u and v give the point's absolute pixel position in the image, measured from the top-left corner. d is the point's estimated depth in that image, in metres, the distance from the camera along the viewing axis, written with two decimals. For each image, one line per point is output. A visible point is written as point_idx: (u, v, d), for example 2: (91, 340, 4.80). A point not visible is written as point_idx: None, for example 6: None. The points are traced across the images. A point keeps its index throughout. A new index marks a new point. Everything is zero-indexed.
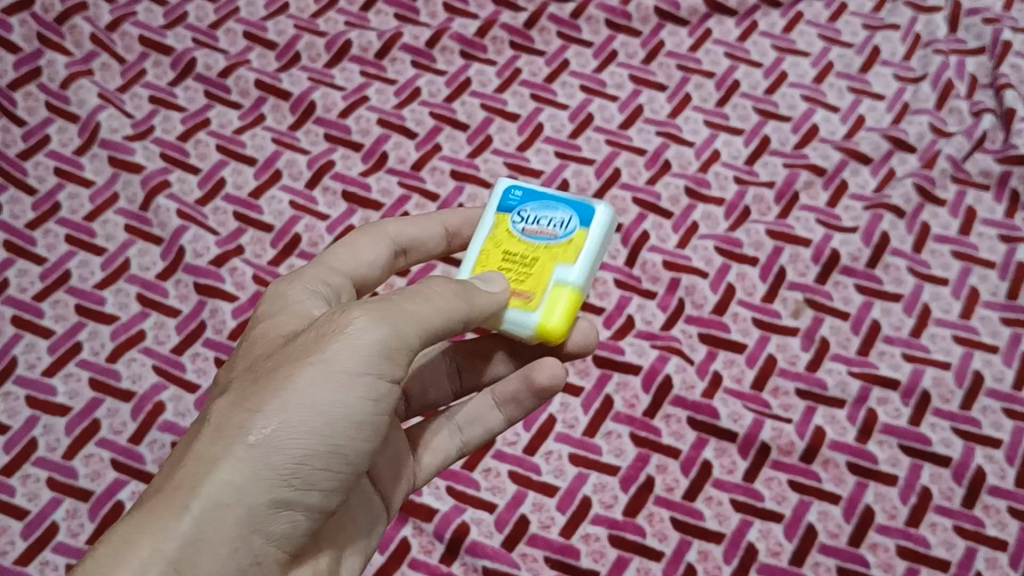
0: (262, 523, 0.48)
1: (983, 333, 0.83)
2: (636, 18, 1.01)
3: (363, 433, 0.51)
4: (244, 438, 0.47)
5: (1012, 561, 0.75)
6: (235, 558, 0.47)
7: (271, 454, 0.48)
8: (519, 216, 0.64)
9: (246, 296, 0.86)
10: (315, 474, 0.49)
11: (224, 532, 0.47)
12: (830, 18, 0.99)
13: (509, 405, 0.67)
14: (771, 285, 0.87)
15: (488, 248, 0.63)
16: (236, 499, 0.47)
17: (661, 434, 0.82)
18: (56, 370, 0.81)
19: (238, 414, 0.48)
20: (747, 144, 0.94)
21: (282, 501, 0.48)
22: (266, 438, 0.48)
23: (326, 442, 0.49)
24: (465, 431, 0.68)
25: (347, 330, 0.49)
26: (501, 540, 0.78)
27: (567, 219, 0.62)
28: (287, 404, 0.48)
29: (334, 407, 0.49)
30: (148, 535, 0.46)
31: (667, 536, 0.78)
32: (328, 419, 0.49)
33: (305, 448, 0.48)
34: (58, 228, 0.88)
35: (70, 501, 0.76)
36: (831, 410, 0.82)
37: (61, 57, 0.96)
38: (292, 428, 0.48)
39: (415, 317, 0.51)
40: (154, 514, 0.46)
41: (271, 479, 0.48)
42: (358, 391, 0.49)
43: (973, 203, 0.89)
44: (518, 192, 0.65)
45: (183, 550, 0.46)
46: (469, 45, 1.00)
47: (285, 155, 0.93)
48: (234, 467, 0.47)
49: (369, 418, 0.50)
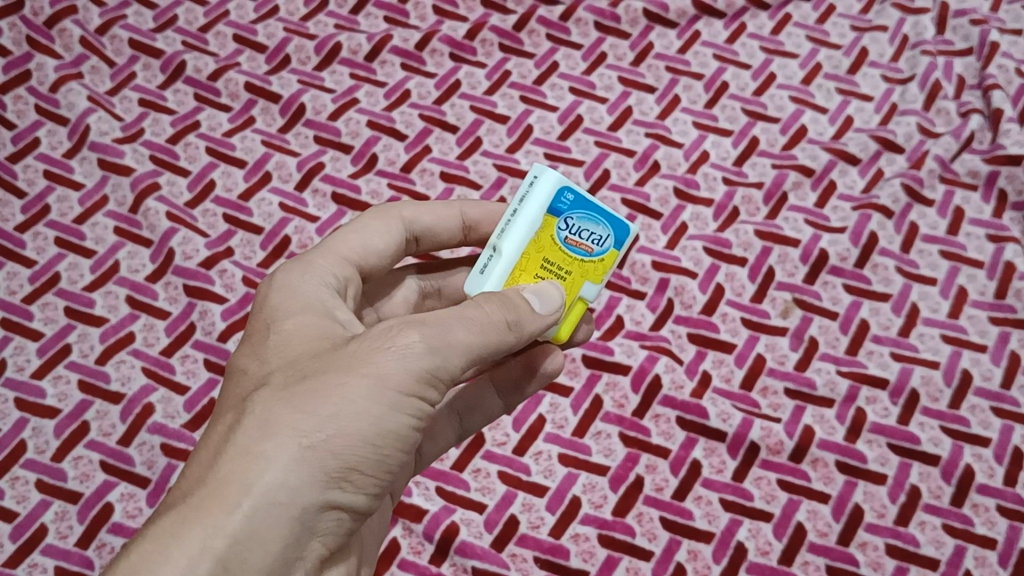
0: (311, 524, 0.46)
1: (971, 332, 0.80)
2: (624, 20, 0.95)
3: (409, 439, 0.48)
4: (298, 440, 0.45)
5: (1000, 559, 0.72)
6: (283, 558, 0.45)
7: (324, 460, 0.45)
8: (564, 223, 0.56)
9: (235, 298, 0.82)
10: (361, 478, 0.47)
11: (275, 534, 0.45)
12: (819, 19, 0.94)
13: (511, 393, 0.66)
14: (760, 285, 0.83)
15: (530, 251, 0.55)
16: (290, 499, 0.45)
17: (650, 434, 0.78)
18: (45, 373, 0.79)
19: (289, 413, 0.45)
20: (736, 146, 0.90)
21: (331, 503, 0.46)
22: (322, 442, 0.45)
23: (377, 451, 0.47)
24: (466, 418, 0.65)
25: (402, 341, 0.47)
26: (490, 540, 0.74)
27: (605, 236, 0.57)
28: (343, 410, 0.45)
29: (388, 420, 0.46)
30: (195, 532, 0.43)
31: (656, 535, 0.75)
32: (378, 430, 0.46)
33: (357, 456, 0.46)
34: (48, 230, 0.84)
35: (59, 503, 0.74)
36: (819, 410, 0.78)
37: (50, 60, 0.91)
38: (346, 435, 0.45)
39: (478, 336, 0.48)
40: (202, 508, 0.44)
41: (322, 483, 0.45)
42: (409, 404, 0.47)
43: (960, 203, 0.85)
44: (571, 194, 0.56)
45: (232, 548, 0.43)
46: (458, 48, 0.94)
47: (276, 157, 0.89)
48: (289, 470, 0.44)
49: (414, 426, 0.48)
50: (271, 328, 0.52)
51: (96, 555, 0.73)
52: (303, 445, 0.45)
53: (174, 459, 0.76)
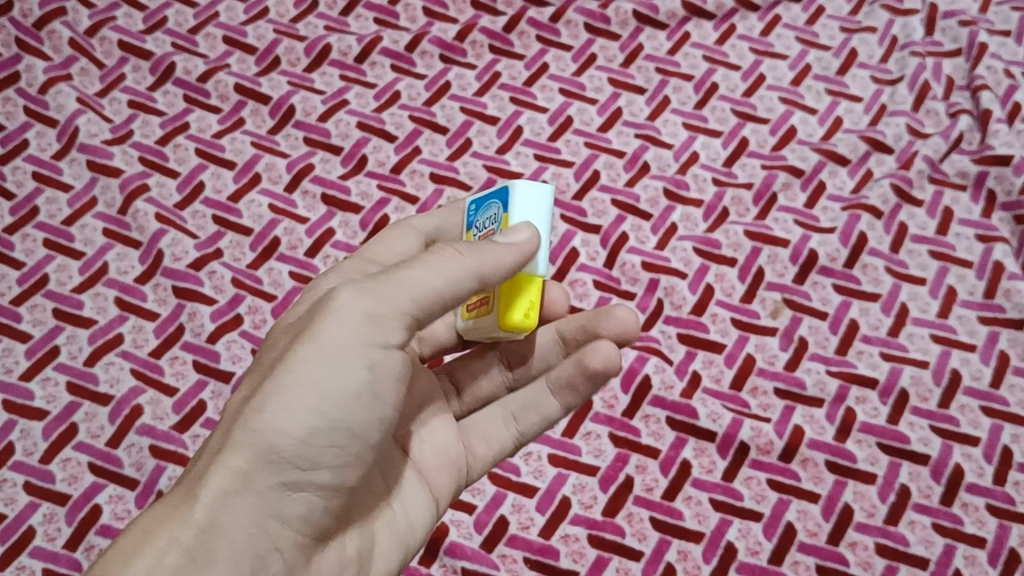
0: (272, 506, 0.47)
1: (960, 332, 0.80)
2: (615, 22, 0.95)
3: (368, 407, 0.48)
4: (244, 424, 0.46)
5: (990, 559, 0.72)
6: (252, 547, 0.46)
7: (270, 438, 0.45)
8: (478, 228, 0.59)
9: (224, 300, 0.82)
10: (321, 452, 0.47)
11: (240, 521, 0.45)
12: (808, 21, 0.95)
13: (565, 391, 0.65)
14: (749, 285, 0.83)
15: None
16: (243, 485, 0.45)
17: (640, 434, 0.78)
18: (34, 375, 0.78)
19: (241, 401, 0.47)
20: (726, 146, 0.90)
21: (292, 483, 0.47)
22: (265, 422, 0.45)
23: (328, 421, 0.46)
24: (520, 419, 0.66)
25: (335, 305, 0.47)
26: (480, 541, 0.74)
27: (495, 213, 0.56)
28: (284, 387, 0.46)
29: (332, 385, 0.46)
30: (163, 531, 0.44)
31: (646, 536, 0.74)
32: (324, 396, 0.46)
33: (309, 429, 0.46)
34: (37, 232, 0.84)
35: (47, 505, 0.74)
36: (809, 410, 0.78)
37: (39, 62, 0.91)
38: (289, 409, 0.46)
39: (423, 285, 0.47)
40: (170, 508, 0.45)
41: (273, 463, 0.46)
42: (356, 367, 0.47)
43: (950, 203, 0.85)
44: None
45: (199, 539, 0.44)
46: (448, 49, 0.94)
47: (265, 158, 0.89)
48: (238, 453, 0.45)
49: (369, 387, 0.47)
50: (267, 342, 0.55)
51: (85, 557, 0.72)
52: (250, 425, 0.45)
53: (163, 461, 0.76)
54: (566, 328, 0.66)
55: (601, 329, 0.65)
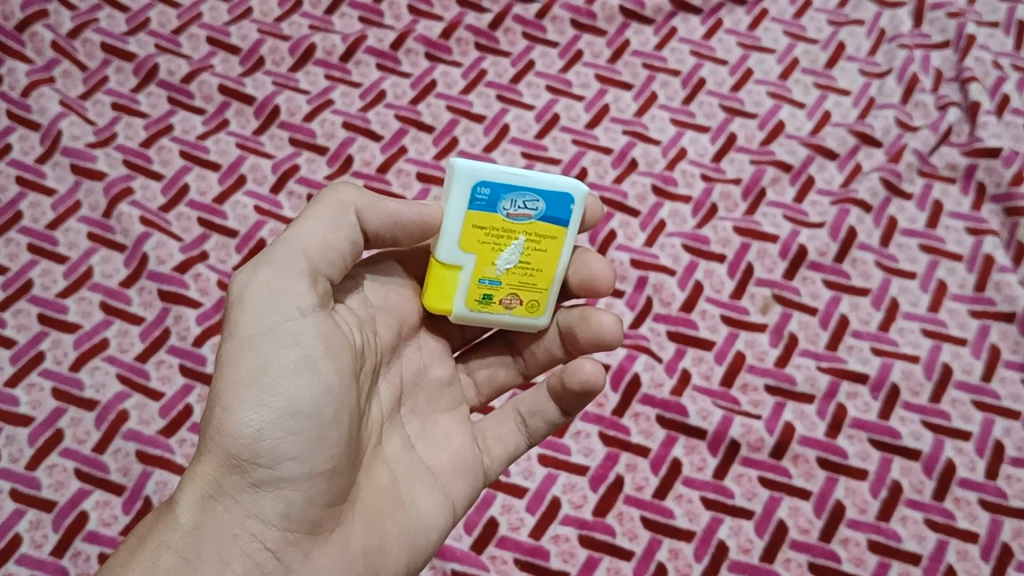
0: (246, 504, 0.47)
1: (951, 325, 0.80)
2: (601, 17, 0.95)
3: (314, 384, 0.47)
4: (205, 432, 0.47)
5: (982, 553, 0.72)
6: (240, 547, 0.46)
7: (221, 438, 0.46)
8: None
9: (210, 303, 0.82)
10: (281, 444, 0.46)
11: (223, 521, 0.47)
12: (795, 14, 0.94)
13: (560, 400, 0.61)
14: (739, 281, 0.83)
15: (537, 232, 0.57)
16: (217, 488, 0.47)
17: (630, 433, 0.77)
18: (19, 380, 0.77)
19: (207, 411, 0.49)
20: (714, 142, 0.89)
21: (260, 478, 0.46)
22: (215, 425, 0.46)
23: (272, 409, 0.46)
24: (528, 421, 0.63)
25: (243, 289, 0.49)
26: (470, 543, 0.73)
27: None
28: (222, 385, 0.47)
29: (264, 370, 0.46)
30: (154, 537, 0.47)
31: (637, 535, 0.74)
32: (257, 382, 0.46)
33: (257, 422, 0.46)
34: (21, 236, 0.83)
35: (34, 511, 0.73)
36: (800, 406, 0.78)
37: (22, 65, 0.90)
38: (233, 406, 0.46)
39: (309, 244, 0.50)
40: (165, 521, 0.48)
41: (232, 462, 0.46)
42: (280, 345, 0.47)
43: (940, 196, 0.85)
44: (485, 188, 0.54)
45: (187, 542, 0.46)
46: (434, 47, 0.94)
47: (250, 159, 0.88)
48: (204, 461, 0.47)
49: (305, 360, 0.47)
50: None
51: (72, 564, 0.72)
52: (207, 431, 0.47)
53: (150, 465, 0.75)
54: (559, 318, 0.62)
55: (579, 334, 0.60)
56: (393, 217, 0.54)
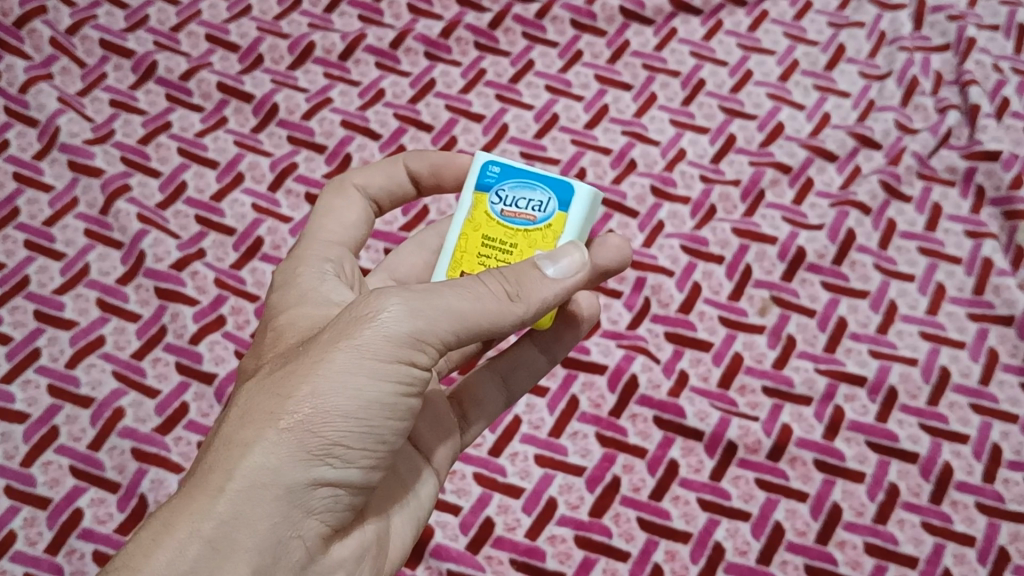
0: (301, 501, 0.45)
1: (949, 328, 0.80)
2: (601, 17, 0.95)
3: (397, 412, 0.47)
4: (277, 423, 0.44)
5: (979, 557, 0.72)
6: (276, 537, 0.44)
7: (305, 437, 0.44)
8: (497, 196, 0.55)
9: (206, 301, 0.82)
10: (352, 451, 0.46)
11: (267, 513, 0.44)
12: (796, 16, 0.94)
13: (553, 346, 0.66)
14: (737, 283, 0.83)
15: (468, 231, 0.56)
16: (273, 480, 0.44)
17: (627, 434, 0.77)
18: (14, 377, 0.77)
19: (270, 399, 0.45)
20: (713, 143, 0.89)
21: (321, 480, 0.45)
22: (299, 422, 0.44)
23: (360, 424, 0.45)
24: (509, 382, 0.65)
25: (376, 309, 0.45)
26: (466, 543, 0.74)
27: (544, 200, 0.54)
28: (318, 389, 0.44)
29: (368, 390, 0.45)
30: (184, 522, 0.43)
31: (634, 536, 0.74)
32: (359, 401, 0.45)
33: (340, 431, 0.45)
34: (18, 233, 0.83)
35: (29, 509, 0.73)
36: (797, 408, 0.78)
37: (20, 61, 0.90)
38: (326, 412, 0.44)
39: (468, 310, 0.46)
40: (189, 497, 0.44)
41: (304, 460, 0.44)
42: (390, 375, 0.45)
43: (939, 199, 0.85)
44: (496, 167, 0.56)
45: (220, 530, 0.43)
46: (433, 46, 0.94)
47: (248, 157, 0.88)
48: (270, 451, 0.44)
49: (401, 394, 0.46)
50: (269, 325, 0.53)
51: (66, 562, 0.72)
52: (283, 424, 0.44)
53: (145, 463, 0.75)
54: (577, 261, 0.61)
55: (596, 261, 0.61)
56: (545, 306, 0.49)
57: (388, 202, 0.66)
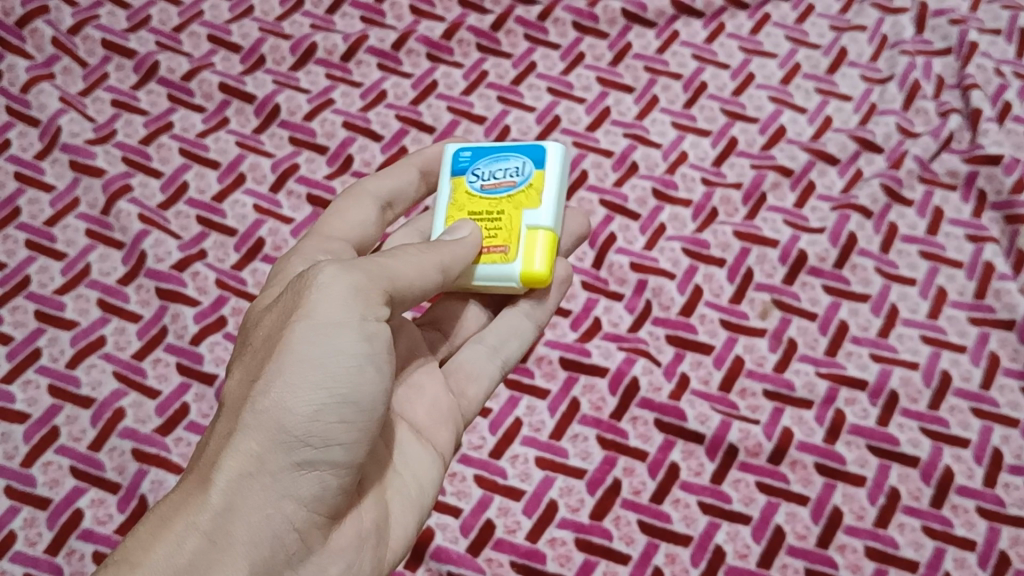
0: (289, 484, 0.45)
1: (950, 332, 0.80)
2: (603, 20, 0.95)
3: (369, 377, 0.47)
4: (250, 408, 0.45)
5: (979, 561, 0.72)
6: (271, 526, 0.45)
7: (280, 416, 0.45)
8: (474, 175, 0.61)
9: (207, 302, 0.82)
10: (332, 428, 0.46)
11: (256, 501, 0.45)
12: (797, 19, 0.94)
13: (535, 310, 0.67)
14: (738, 286, 0.83)
15: (452, 212, 0.61)
16: (258, 466, 0.45)
17: (628, 436, 0.77)
18: (14, 377, 0.77)
19: (245, 387, 0.46)
20: (715, 146, 0.89)
21: (307, 460, 0.45)
22: (271, 404, 0.45)
23: (332, 395, 0.45)
24: (501, 352, 0.65)
25: (319, 278, 0.47)
26: (466, 545, 0.74)
27: (520, 164, 0.60)
28: (283, 368, 0.45)
29: (331, 359, 0.45)
30: (180, 518, 0.44)
31: (634, 539, 0.74)
32: (324, 371, 0.45)
33: (312, 404, 0.45)
34: (19, 233, 0.83)
35: (29, 509, 0.73)
36: (798, 412, 0.78)
37: (22, 61, 0.90)
38: (293, 388, 0.45)
39: (398, 271, 0.49)
40: (185, 494, 0.45)
41: (284, 440, 0.45)
42: (349, 339, 0.46)
43: (940, 203, 0.85)
44: (467, 151, 0.63)
45: (215, 523, 0.44)
46: (435, 47, 0.94)
47: (250, 158, 0.88)
48: (249, 436, 0.45)
49: (369, 358, 0.46)
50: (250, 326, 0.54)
51: (66, 562, 0.71)
52: (256, 407, 0.45)
53: (146, 464, 0.75)
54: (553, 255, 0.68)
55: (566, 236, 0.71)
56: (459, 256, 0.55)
57: (401, 204, 0.67)
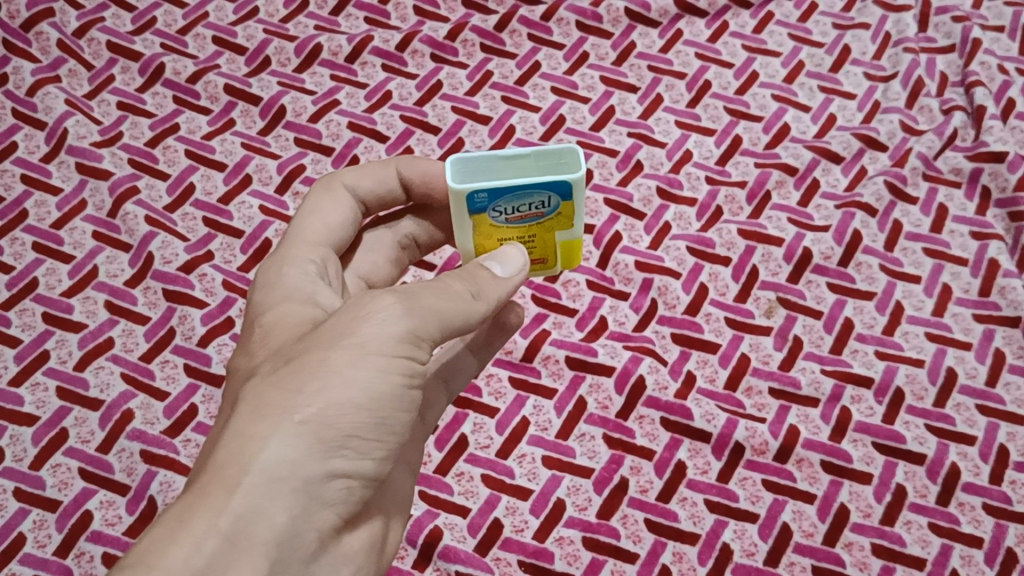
0: (316, 492, 0.46)
1: (955, 329, 0.80)
2: (606, 20, 0.95)
3: (403, 404, 0.48)
4: (289, 416, 0.45)
5: (987, 559, 0.72)
6: (293, 531, 0.45)
7: (320, 429, 0.45)
8: (496, 211, 0.57)
9: (215, 303, 0.82)
10: (364, 444, 0.47)
11: (280, 506, 0.44)
12: (801, 18, 0.95)
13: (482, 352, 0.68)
14: (743, 284, 0.83)
15: (481, 240, 0.59)
16: (291, 472, 0.45)
17: (634, 435, 0.77)
18: (23, 379, 0.78)
19: (276, 393, 0.46)
20: (719, 145, 0.89)
21: (336, 470, 0.46)
22: (313, 416, 0.45)
23: (372, 415, 0.47)
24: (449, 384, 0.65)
25: (373, 308, 0.47)
26: (474, 545, 0.74)
27: (547, 200, 0.56)
28: (328, 384, 0.45)
29: (375, 384, 0.46)
30: (200, 516, 0.43)
31: (641, 538, 0.74)
32: (368, 394, 0.46)
33: (351, 421, 0.46)
34: (26, 235, 0.84)
35: (37, 511, 0.73)
36: (804, 410, 0.78)
37: (27, 64, 0.91)
38: (337, 404, 0.45)
39: (445, 311, 0.50)
40: (201, 492, 0.44)
41: (320, 451, 0.45)
42: (395, 370, 0.47)
43: (944, 200, 0.85)
44: (484, 194, 0.55)
45: (236, 526, 0.43)
46: (440, 48, 0.94)
47: (256, 159, 0.88)
48: (286, 444, 0.44)
49: (405, 387, 0.48)
50: (255, 325, 0.53)
51: (75, 564, 0.71)
52: (295, 418, 0.45)
53: (155, 466, 0.75)
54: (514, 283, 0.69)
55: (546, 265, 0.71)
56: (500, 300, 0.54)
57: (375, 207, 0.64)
